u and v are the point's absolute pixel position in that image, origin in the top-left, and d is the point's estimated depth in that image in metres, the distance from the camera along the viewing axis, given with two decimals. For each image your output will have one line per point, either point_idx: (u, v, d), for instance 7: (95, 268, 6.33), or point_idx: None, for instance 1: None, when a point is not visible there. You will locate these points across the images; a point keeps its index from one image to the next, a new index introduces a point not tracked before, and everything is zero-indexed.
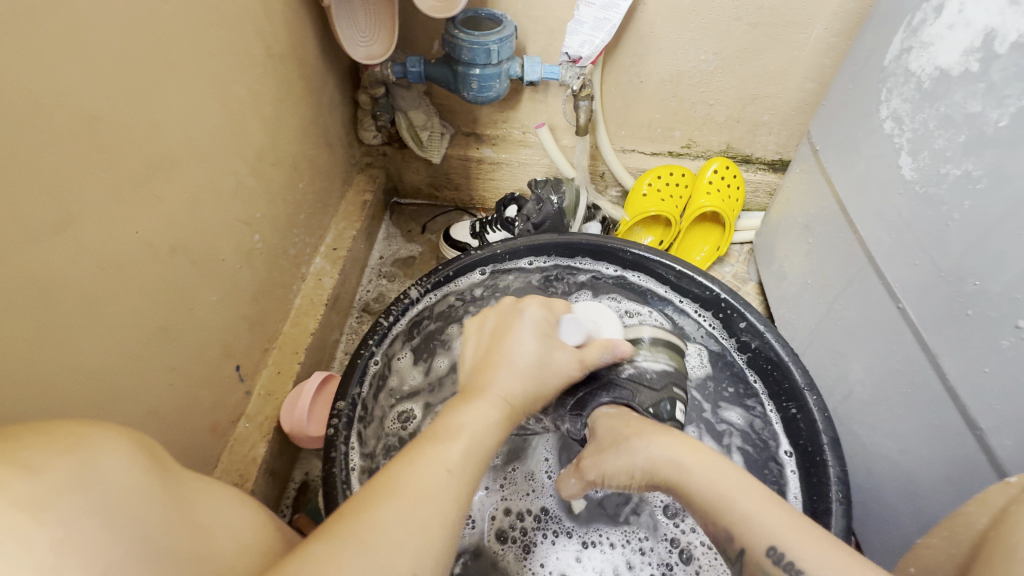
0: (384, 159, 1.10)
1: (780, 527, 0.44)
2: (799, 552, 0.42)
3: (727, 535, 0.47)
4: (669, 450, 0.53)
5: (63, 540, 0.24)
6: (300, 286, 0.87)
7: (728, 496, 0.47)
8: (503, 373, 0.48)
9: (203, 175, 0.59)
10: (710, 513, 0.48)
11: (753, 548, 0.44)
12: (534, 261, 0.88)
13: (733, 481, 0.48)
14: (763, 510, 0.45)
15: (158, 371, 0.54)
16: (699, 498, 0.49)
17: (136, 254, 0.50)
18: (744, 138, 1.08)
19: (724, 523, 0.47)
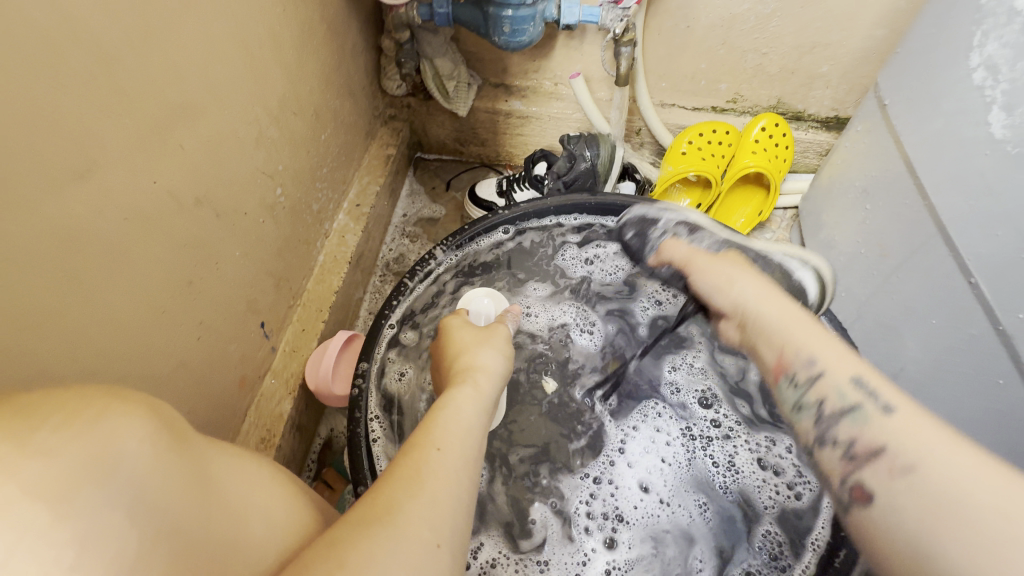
0: (409, 111, 1.05)
1: (862, 369, 0.48)
2: (890, 433, 0.43)
3: (807, 359, 0.50)
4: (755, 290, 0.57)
5: (84, 524, 0.21)
6: (324, 243, 0.85)
7: (801, 318, 0.53)
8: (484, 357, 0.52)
9: (223, 122, 0.55)
10: (793, 345, 0.51)
11: (835, 372, 0.48)
12: (562, 219, 0.84)
13: (807, 329, 0.52)
14: (861, 371, 0.48)
15: (184, 327, 0.53)
16: (778, 337, 0.53)
17: (158, 206, 0.48)
18: (797, 92, 0.99)
19: (806, 343, 0.51)
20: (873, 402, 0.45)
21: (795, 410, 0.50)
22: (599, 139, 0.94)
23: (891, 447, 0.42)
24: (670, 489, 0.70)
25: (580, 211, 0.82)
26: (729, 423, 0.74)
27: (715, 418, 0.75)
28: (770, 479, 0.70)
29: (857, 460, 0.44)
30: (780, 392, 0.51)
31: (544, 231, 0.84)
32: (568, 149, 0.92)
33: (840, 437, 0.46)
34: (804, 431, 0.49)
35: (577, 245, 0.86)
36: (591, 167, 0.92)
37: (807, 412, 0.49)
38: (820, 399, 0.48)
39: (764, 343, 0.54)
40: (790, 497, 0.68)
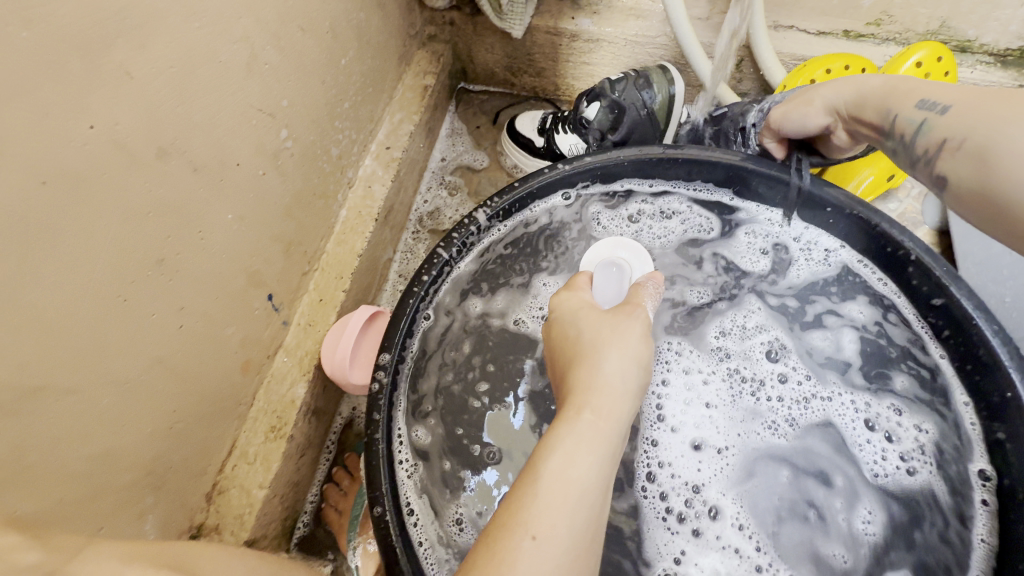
0: (452, 29, 0.86)
1: (931, 88, 0.45)
2: (975, 125, 0.40)
3: (888, 111, 0.46)
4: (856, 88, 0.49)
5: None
6: (346, 195, 0.71)
7: (877, 83, 0.48)
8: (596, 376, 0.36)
9: (194, 41, 0.41)
10: (879, 107, 0.47)
11: (910, 102, 0.45)
12: (630, 183, 0.65)
13: (905, 95, 0.46)
14: (926, 91, 0.45)
15: (156, 313, 0.42)
16: (876, 112, 0.47)
17: (98, 162, 0.35)
18: (973, 12, 0.72)
19: (885, 105, 0.47)
20: (940, 109, 0.43)
21: (887, 139, 0.47)
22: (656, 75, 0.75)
23: (976, 135, 0.40)
24: (726, 439, 0.57)
25: (659, 175, 0.64)
26: (798, 379, 0.59)
27: (781, 372, 0.60)
28: (881, 445, 0.55)
29: (945, 155, 0.42)
30: (885, 148, 0.48)
31: (600, 199, 0.67)
32: (613, 92, 0.75)
33: (936, 149, 0.43)
34: (909, 164, 0.46)
35: (625, 203, 0.67)
36: (643, 112, 0.75)
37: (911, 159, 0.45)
38: (904, 135, 0.45)
39: (855, 121, 0.49)
40: (905, 471, 0.53)
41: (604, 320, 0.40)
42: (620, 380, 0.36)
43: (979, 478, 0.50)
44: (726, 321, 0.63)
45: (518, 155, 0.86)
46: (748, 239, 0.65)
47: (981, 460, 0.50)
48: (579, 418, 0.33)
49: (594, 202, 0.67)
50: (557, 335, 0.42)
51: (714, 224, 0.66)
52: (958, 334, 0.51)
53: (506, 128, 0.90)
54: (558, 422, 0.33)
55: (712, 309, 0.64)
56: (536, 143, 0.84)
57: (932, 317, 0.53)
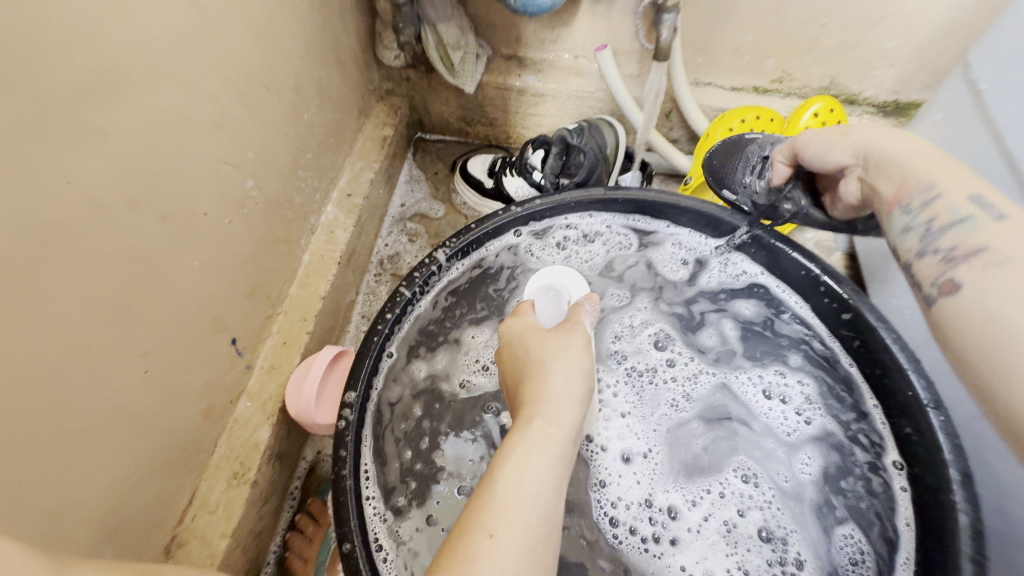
0: (408, 85, 0.92)
1: (982, 185, 0.42)
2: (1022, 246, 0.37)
3: (925, 187, 0.43)
4: (908, 149, 0.46)
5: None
6: (309, 240, 0.74)
7: (931, 156, 0.45)
8: (546, 383, 0.40)
9: (167, 102, 0.44)
10: (920, 181, 0.44)
11: (954, 190, 0.42)
12: (574, 223, 0.73)
13: (958, 184, 0.42)
14: (977, 185, 0.42)
15: (120, 360, 0.43)
16: (907, 176, 0.45)
17: (75, 215, 0.37)
18: (855, 71, 0.86)
19: (931, 179, 0.43)
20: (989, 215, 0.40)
21: (902, 212, 0.45)
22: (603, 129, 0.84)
23: (995, 248, 0.38)
24: (647, 442, 0.62)
25: (598, 211, 0.71)
26: (683, 362, 0.67)
27: (669, 358, 0.68)
28: (778, 407, 0.64)
29: (955, 261, 0.40)
30: (890, 222, 0.46)
31: (547, 238, 0.73)
32: (576, 144, 0.80)
33: (946, 247, 0.41)
34: (908, 250, 0.44)
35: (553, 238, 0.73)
36: (600, 157, 0.81)
37: (913, 233, 0.43)
38: (930, 219, 0.42)
39: (884, 179, 0.47)
40: (804, 423, 0.63)
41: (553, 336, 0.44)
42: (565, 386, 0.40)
43: (895, 466, 0.56)
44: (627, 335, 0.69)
45: (470, 194, 0.93)
46: (662, 261, 0.72)
47: (893, 453, 0.56)
48: (530, 426, 0.37)
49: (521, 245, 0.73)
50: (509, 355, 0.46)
51: (633, 240, 0.73)
52: (861, 341, 0.59)
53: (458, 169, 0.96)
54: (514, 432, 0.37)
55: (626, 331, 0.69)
56: (485, 183, 0.91)
57: (844, 329, 0.61)
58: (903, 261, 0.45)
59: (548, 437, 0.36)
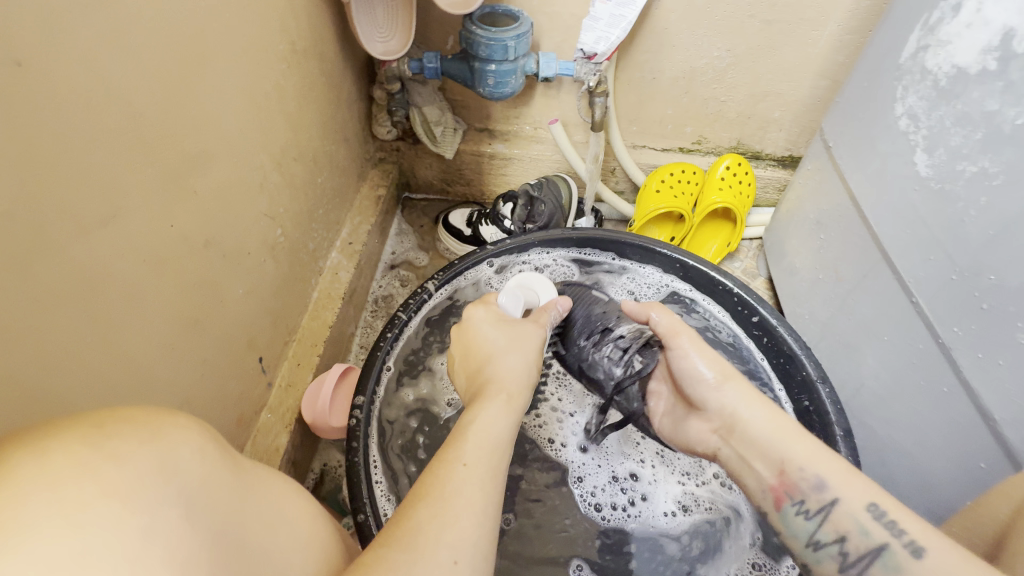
0: (397, 154, 1.11)
1: (871, 491, 0.47)
2: (902, 516, 0.44)
3: (818, 483, 0.49)
4: (760, 408, 0.54)
5: (150, 525, 0.23)
6: (318, 280, 0.88)
7: (783, 424, 0.53)
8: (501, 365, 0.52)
9: (230, 169, 0.59)
10: (796, 461, 0.50)
11: (850, 500, 0.47)
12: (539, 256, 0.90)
13: (808, 447, 0.51)
14: (832, 471, 0.49)
15: (188, 363, 0.55)
16: (770, 451, 0.52)
17: (172, 248, 0.51)
18: (754, 134, 1.08)
19: (804, 466, 0.50)
20: (901, 543, 0.43)
21: (812, 547, 0.49)
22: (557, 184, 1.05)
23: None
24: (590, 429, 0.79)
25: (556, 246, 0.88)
26: None
27: None
28: None
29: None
30: (786, 520, 0.51)
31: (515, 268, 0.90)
32: (535, 196, 1.00)
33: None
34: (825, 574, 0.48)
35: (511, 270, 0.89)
36: (555, 206, 1.02)
37: (827, 553, 0.48)
38: (840, 535, 0.47)
39: (757, 454, 0.54)
40: None
41: (515, 336, 0.56)
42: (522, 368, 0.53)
43: None
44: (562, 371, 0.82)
45: (452, 241, 1.09)
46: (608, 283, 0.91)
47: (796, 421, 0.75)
48: (493, 400, 0.47)
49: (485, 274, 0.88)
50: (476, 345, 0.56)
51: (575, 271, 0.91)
52: (769, 336, 0.79)
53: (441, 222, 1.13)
54: (482, 401, 0.47)
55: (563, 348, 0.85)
56: (465, 231, 1.08)
57: (753, 329, 0.81)
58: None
59: (506, 402, 0.47)
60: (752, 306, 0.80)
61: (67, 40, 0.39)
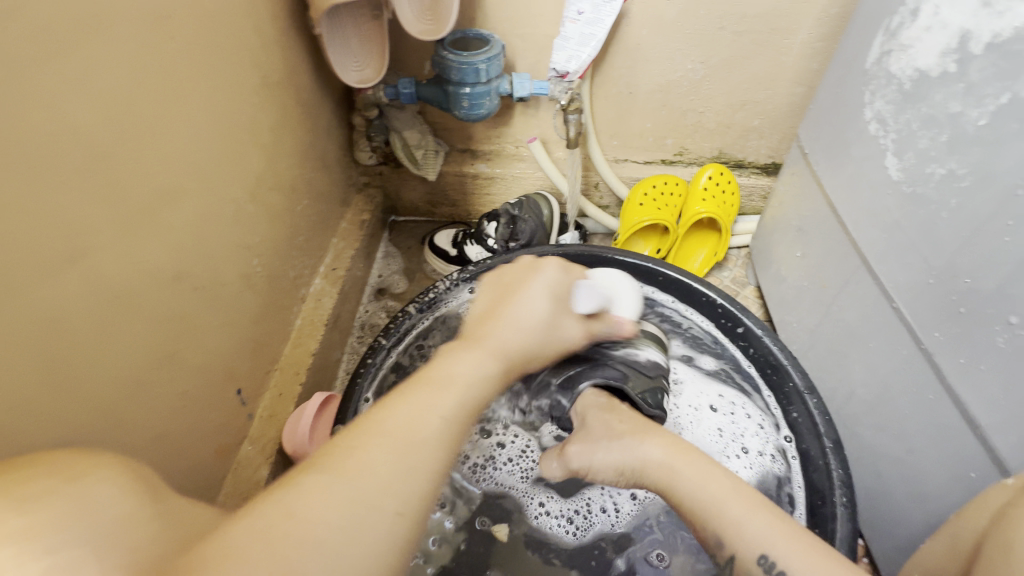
0: (381, 178, 1.12)
1: (771, 537, 0.47)
2: (786, 557, 0.46)
3: (717, 541, 0.50)
4: (664, 452, 0.55)
5: (54, 570, 0.23)
6: (301, 307, 0.87)
7: (677, 479, 0.53)
8: (506, 329, 0.49)
9: (202, 205, 0.60)
10: (699, 519, 0.51)
11: (742, 555, 0.48)
12: None
13: (724, 488, 0.51)
14: (740, 522, 0.48)
15: (161, 399, 0.55)
16: (689, 507, 0.52)
17: (140, 285, 0.51)
18: (736, 144, 1.08)
19: (706, 524, 0.50)
20: None
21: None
22: (537, 200, 1.05)
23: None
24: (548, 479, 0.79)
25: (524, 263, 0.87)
26: None
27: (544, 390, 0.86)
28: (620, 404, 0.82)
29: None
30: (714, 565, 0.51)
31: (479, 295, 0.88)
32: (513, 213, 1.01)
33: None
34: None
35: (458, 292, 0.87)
36: (537, 223, 1.02)
37: None
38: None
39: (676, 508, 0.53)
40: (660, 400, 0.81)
41: (559, 317, 0.55)
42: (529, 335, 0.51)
43: (786, 439, 0.72)
44: (517, 451, 0.82)
45: (438, 262, 1.09)
46: None
47: (784, 429, 0.73)
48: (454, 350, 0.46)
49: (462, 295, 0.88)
50: (517, 308, 0.51)
51: None
52: (754, 347, 0.78)
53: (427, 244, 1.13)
54: (471, 348, 0.46)
55: (516, 433, 0.83)
56: (450, 252, 1.08)
57: (739, 341, 0.80)
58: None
59: (493, 364, 0.46)
60: (736, 316, 0.79)
61: (23, 85, 0.39)
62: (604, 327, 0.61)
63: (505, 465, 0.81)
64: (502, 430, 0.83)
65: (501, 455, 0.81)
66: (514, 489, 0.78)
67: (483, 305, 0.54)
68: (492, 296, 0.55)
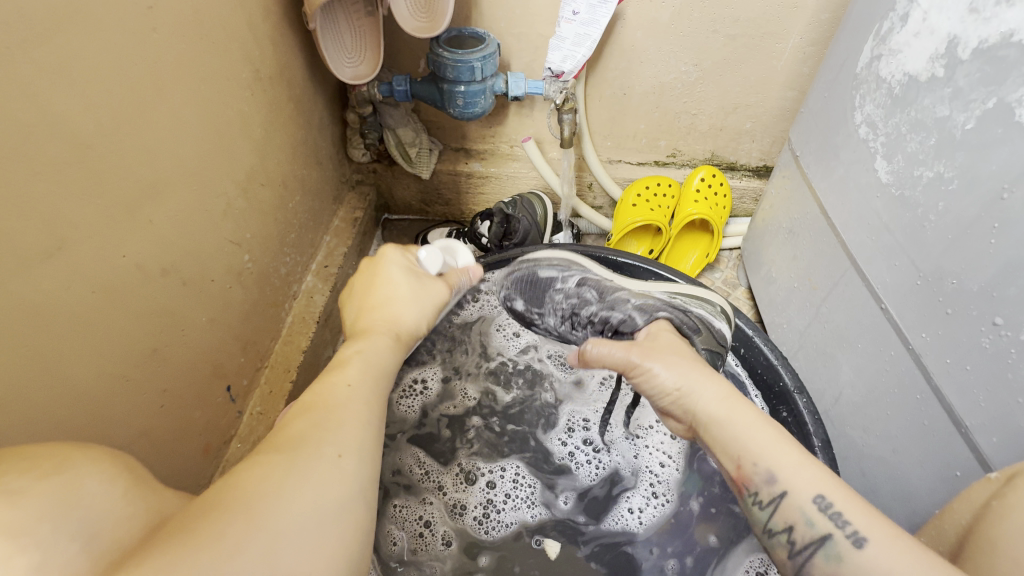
0: (374, 176, 1.11)
1: (825, 486, 0.44)
2: (848, 506, 0.42)
3: (768, 479, 0.45)
4: (723, 389, 0.49)
5: (35, 563, 0.23)
6: (292, 304, 0.87)
7: (730, 414, 0.48)
8: (385, 311, 0.52)
9: (191, 199, 0.59)
10: (751, 457, 0.46)
11: (797, 494, 0.44)
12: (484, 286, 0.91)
13: (779, 439, 0.46)
14: (793, 463, 0.45)
15: (147, 395, 0.54)
16: (737, 448, 0.46)
17: (126, 279, 0.50)
18: (728, 146, 1.09)
19: (758, 462, 0.45)
20: (845, 534, 0.42)
21: (767, 534, 0.46)
22: (531, 200, 1.05)
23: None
24: (562, 500, 0.78)
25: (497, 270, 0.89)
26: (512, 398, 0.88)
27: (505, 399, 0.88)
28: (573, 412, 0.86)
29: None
30: (747, 508, 0.47)
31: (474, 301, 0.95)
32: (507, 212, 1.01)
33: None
34: (781, 559, 0.46)
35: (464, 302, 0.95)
36: (531, 222, 1.02)
37: (778, 540, 0.46)
38: (788, 526, 0.45)
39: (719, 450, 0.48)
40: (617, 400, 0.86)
41: (423, 289, 0.55)
42: (419, 311, 0.53)
43: None
44: (511, 482, 0.79)
45: None
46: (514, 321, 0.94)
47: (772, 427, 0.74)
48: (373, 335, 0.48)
49: None
50: (380, 293, 0.53)
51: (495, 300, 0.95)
52: (746, 347, 0.78)
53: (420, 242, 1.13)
54: (368, 334, 0.49)
55: (502, 465, 0.80)
56: None
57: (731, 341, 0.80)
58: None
59: (391, 341, 0.49)
60: (728, 316, 0.80)
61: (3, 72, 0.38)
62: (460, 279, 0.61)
63: (505, 503, 0.77)
64: (487, 469, 0.80)
65: (499, 498, 0.78)
66: (528, 523, 0.76)
67: (360, 293, 0.54)
68: (363, 284, 0.55)
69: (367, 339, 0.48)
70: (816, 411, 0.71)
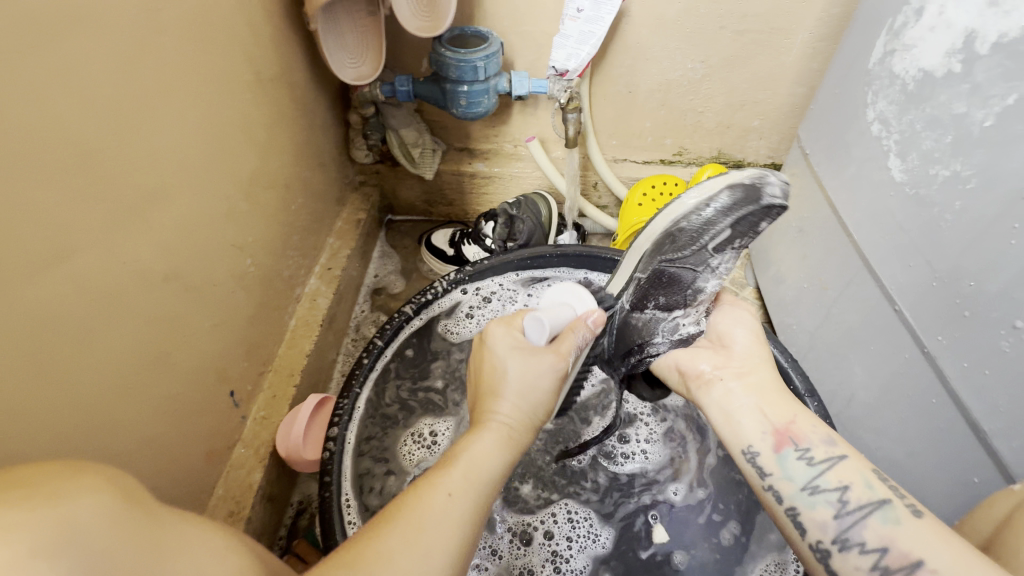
0: (377, 177, 1.10)
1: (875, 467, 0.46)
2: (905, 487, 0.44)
3: (829, 440, 0.47)
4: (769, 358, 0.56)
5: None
6: (295, 308, 0.86)
7: (784, 390, 0.53)
8: (501, 400, 0.45)
9: (193, 203, 0.59)
10: (807, 420, 0.49)
11: (858, 461, 0.46)
12: (469, 291, 0.88)
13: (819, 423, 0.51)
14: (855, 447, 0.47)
15: (150, 402, 0.54)
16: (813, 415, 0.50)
17: (128, 285, 0.50)
18: (735, 144, 1.07)
19: (814, 424, 0.49)
20: (904, 502, 0.42)
21: (808, 492, 0.45)
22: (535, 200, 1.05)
23: (928, 561, 0.38)
24: (631, 523, 0.72)
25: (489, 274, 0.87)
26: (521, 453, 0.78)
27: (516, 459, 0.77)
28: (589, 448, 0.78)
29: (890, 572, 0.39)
30: (783, 462, 0.47)
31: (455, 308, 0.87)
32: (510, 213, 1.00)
33: (869, 542, 0.41)
34: (818, 521, 0.44)
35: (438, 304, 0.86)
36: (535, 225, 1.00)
37: (824, 500, 0.44)
38: (843, 485, 0.44)
39: (776, 406, 0.51)
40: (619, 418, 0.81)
41: (532, 361, 0.47)
42: (527, 404, 0.46)
43: None
44: (568, 525, 0.72)
45: (434, 261, 1.08)
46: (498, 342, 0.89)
47: None
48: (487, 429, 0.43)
49: (448, 304, 0.87)
50: (488, 373, 0.48)
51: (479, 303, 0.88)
52: None
53: (423, 243, 1.12)
54: (477, 431, 0.43)
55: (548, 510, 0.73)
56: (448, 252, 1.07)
57: None
58: (810, 551, 0.44)
59: (505, 442, 0.43)
60: None
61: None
62: (573, 339, 0.51)
63: (570, 550, 0.70)
64: (532, 519, 0.72)
65: (564, 550, 0.70)
66: (604, 557, 0.69)
67: (474, 367, 0.51)
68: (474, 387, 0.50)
69: (477, 435, 0.43)
70: (828, 415, 0.70)
